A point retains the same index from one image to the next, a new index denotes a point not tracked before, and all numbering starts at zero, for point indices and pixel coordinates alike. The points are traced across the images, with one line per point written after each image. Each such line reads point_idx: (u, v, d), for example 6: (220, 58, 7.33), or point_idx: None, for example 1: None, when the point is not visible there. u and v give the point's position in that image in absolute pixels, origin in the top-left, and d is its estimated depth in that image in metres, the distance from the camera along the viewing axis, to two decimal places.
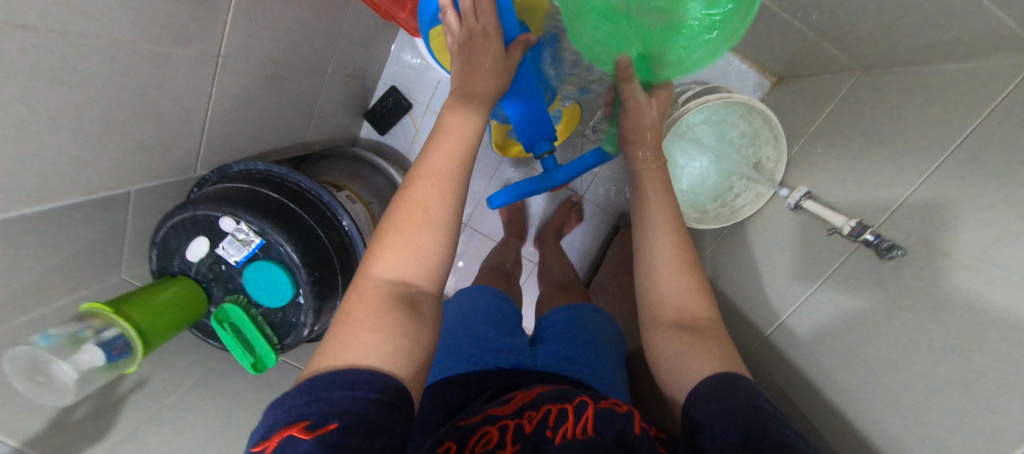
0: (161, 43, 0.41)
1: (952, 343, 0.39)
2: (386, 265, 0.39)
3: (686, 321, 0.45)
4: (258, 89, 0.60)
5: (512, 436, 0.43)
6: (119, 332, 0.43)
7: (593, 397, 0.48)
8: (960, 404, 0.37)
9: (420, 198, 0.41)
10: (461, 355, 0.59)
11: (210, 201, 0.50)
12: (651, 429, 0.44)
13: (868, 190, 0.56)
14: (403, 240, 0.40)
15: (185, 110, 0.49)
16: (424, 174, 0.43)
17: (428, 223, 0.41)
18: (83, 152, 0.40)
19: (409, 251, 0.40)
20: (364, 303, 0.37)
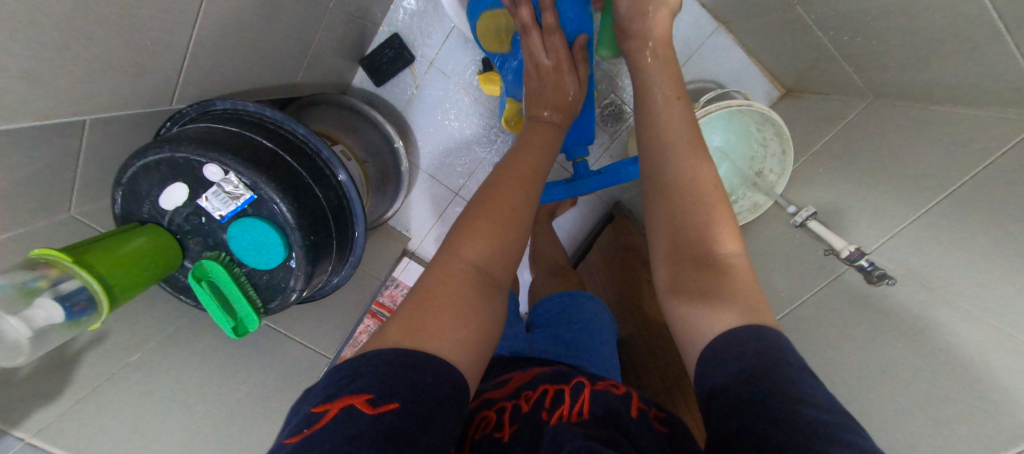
0: None
1: (927, 370, 0.43)
2: (472, 249, 0.40)
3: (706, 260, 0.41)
4: (251, 16, 0.51)
5: (509, 416, 0.42)
6: (79, 285, 0.38)
7: (590, 379, 0.47)
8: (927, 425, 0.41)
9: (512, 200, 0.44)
10: None
11: (193, 143, 0.43)
12: (647, 409, 0.43)
13: (861, 216, 0.59)
14: (493, 232, 0.41)
15: (165, 28, 0.41)
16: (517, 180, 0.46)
17: (515, 225, 0.42)
18: (38, 66, 0.32)
19: (487, 241, 0.40)
20: (449, 283, 0.37)
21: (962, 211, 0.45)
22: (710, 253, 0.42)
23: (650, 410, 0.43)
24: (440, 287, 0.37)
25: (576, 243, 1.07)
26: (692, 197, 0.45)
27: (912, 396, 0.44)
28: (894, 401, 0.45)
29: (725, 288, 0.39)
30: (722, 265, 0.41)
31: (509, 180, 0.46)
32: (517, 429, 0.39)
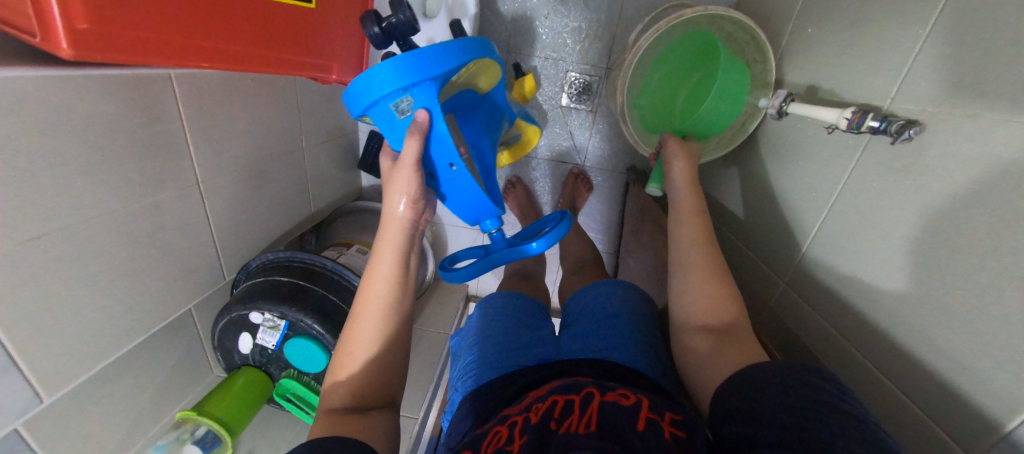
0: (138, 200, 0.49)
1: (990, 225, 0.32)
2: (342, 382, 0.41)
3: (714, 324, 0.43)
4: (247, 193, 0.67)
5: (521, 430, 0.41)
6: (207, 428, 0.55)
7: (602, 387, 0.46)
8: (1002, 294, 0.30)
9: (363, 321, 0.43)
10: (482, 363, 0.58)
11: (238, 302, 0.58)
12: (659, 418, 0.40)
13: (866, 62, 0.46)
14: (354, 353, 0.42)
15: (188, 239, 0.57)
16: (364, 295, 0.44)
17: (372, 340, 0.43)
18: (118, 304, 0.50)
19: (365, 366, 0.42)
20: (324, 422, 0.38)
21: None
22: (710, 318, 0.44)
23: (664, 417, 0.40)
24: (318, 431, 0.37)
25: (607, 227, 1.04)
26: (691, 293, 0.47)
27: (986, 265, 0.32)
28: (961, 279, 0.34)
29: (736, 344, 0.40)
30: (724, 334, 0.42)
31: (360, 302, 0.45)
32: (525, 441, 0.39)
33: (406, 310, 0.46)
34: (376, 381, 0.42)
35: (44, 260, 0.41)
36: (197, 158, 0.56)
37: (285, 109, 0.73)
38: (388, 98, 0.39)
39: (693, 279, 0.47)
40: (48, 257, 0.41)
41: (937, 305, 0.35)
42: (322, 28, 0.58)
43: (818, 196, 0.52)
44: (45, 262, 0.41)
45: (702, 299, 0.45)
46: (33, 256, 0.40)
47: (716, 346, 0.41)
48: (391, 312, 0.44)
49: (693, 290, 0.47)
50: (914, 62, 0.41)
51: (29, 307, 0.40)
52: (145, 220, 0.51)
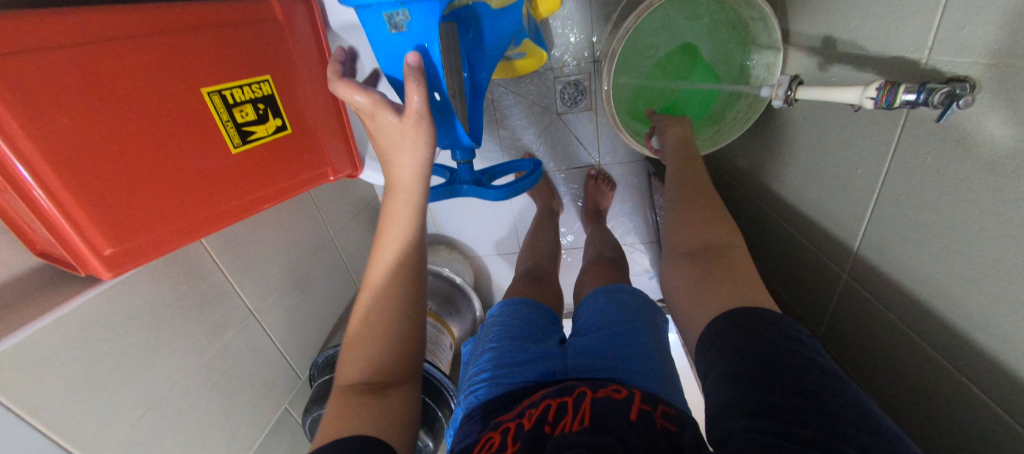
0: (215, 347, 0.58)
1: None
2: (355, 370, 0.41)
3: (701, 252, 0.44)
4: (298, 298, 0.75)
5: (513, 436, 0.42)
6: None
7: (593, 385, 0.47)
8: None
9: (378, 307, 0.44)
10: (487, 375, 0.55)
11: (315, 403, 0.66)
12: (653, 409, 0.42)
13: (889, 3, 0.37)
14: (365, 344, 0.42)
15: (263, 359, 0.66)
16: (372, 282, 0.45)
17: (387, 328, 0.43)
18: (229, 434, 0.59)
19: (380, 349, 0.42)
20: (337, 408, 0.38)
21: None
22: (696, 246, 0.45)
23: (656, 407, 0.42)
24: (332, 420, 0.38)
25: (640, 218, 0.99)
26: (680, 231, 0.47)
27: None
28: None
29: (728, 274, 0.41)
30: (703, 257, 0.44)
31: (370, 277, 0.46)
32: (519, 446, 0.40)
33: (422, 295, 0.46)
34: (393, 367, 0.42)
35: (161, 429, 0.50)
36: (247, 291, 0.64)
37: (305, 212, 0.78)
38: (382, 9, 0.38)
39: (690, 213, 0.48)
40: (163, 425, 0.50)
41: None
42: (303, 146, 0.61)
43: (864, 170, 0.44)
44: (161, 430, 0.50)
45: (700, 228, 0.46)
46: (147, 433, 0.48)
47: (694, 282, 0.42)
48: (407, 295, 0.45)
49: (683, 223, 0.48)
50: (950, 2, 0.32)
51: None
52: (224, 365, 0.59)
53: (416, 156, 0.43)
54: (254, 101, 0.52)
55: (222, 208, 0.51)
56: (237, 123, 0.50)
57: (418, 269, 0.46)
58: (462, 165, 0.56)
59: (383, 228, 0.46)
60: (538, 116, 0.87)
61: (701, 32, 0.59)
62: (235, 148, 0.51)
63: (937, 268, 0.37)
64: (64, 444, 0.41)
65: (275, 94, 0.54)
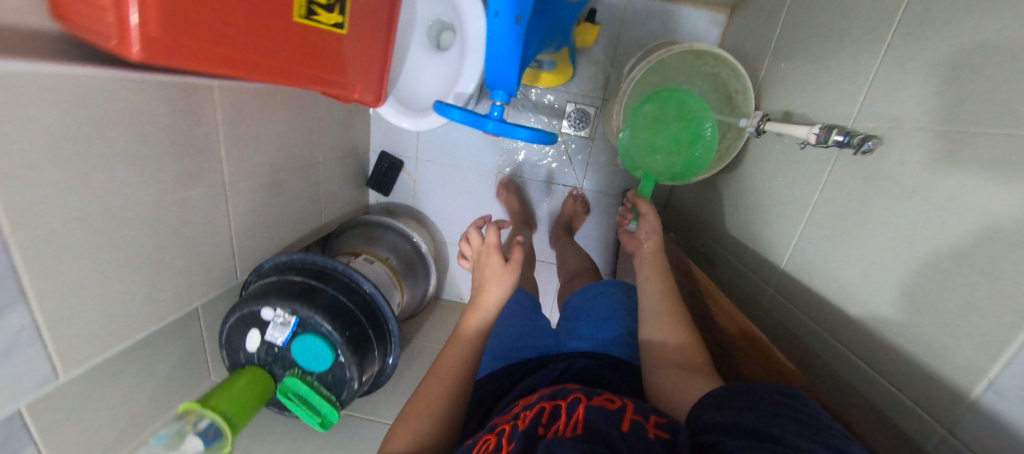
0: (175, 198, 0.54)
1: (942, 229, 0.36)
2: (395, 449, 0.47)
3: (683, 362, 0.52)
4: (266, 198, 0.72)
5: (507, 436, 0.42)
6: (210, 421, 0.54)
7: (587, 393, 0.47)
8: (954, 287, 0.34)
9: (427, 395, 0.52)
10: (489, 357, 0.66)
11: (250, 299, 0.60)
12: (646, 420, 0.41)
13: (833, 87, 0.53)
14: (409, 425, 0.49)
15: (211, 238, 0.61)
16: (437, 376, 0.54)
17: (428, 410, 0.50)
18: (145, 298, 0.53)
19: (416, 424, 0.49)
20: None
21: (942, 40, 0.38)
22: (677, 357, 0.53)
23: (649, 420, 0.42)
24: None
25: (604, 245, 1.08)
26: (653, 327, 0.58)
27: (937, 263, 0.36)
28: (919, 278, 0.38)
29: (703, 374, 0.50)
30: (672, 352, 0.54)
31: (433, 373, 0.55)
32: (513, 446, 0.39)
33: (468, 384, 0.54)
34: (428, 444, 0.47)
35: (86, 251, 0.45)
36: (226, 161, 0.61)
37: (306, 124, 0.78)
38: None
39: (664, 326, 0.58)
40: (91, 248, 0.45)
41: (899, 297, 0.39)
42: (343, 53, 0.64)
43: (795, 205, 0.57)
44: (86, 253, 0.45)
45: (682, 344, 0.55)
46: (72, 245, 0.43)
47: (689, 381, 0.49)
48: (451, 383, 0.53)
49: (665, 331, 0.57)
50: (871, 87, 0.47)
51: (68, 294, 0.44)
52: (174, 222, 0.54)
53: (496, 290, 0.64)
54: None
55: (229, 59, 0.48)
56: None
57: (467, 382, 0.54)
58: (496, 105, 0.58)
59: (448, 349, 0.57)
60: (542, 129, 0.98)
61: (704, 94, 0.71)
62: (298, 17, 0.54)
63: (834, 274, 0.48)
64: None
65: None
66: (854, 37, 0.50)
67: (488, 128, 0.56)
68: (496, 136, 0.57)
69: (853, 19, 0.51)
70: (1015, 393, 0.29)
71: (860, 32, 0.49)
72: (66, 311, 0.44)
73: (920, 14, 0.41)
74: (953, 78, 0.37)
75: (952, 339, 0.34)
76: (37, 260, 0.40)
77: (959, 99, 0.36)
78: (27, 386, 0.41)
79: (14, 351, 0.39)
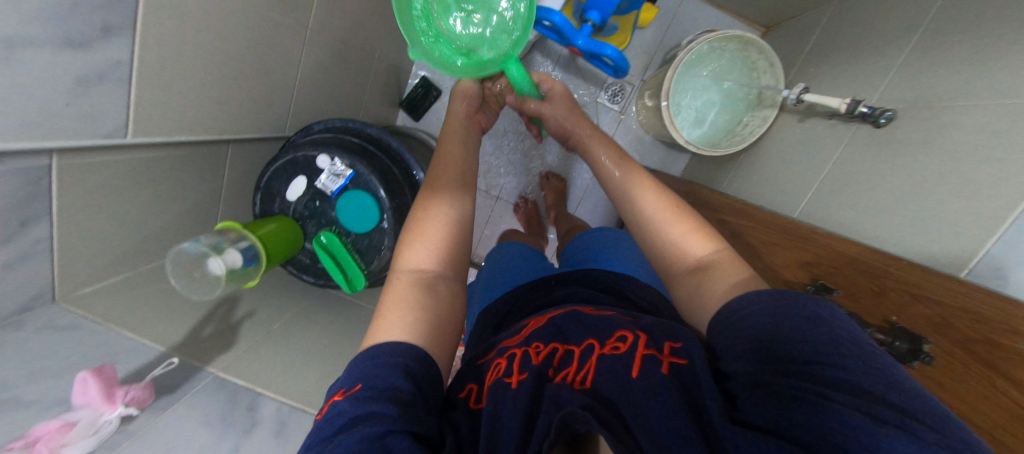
0: (267, 16, 0.52)
1: (946, 177, 0.46)
2: (408, 262, 0.44)
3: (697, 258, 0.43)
4: (328, 64, 0.71)
5: (519, 365, 0.41)
6: (250, 244, 0.52)
7: (601, 336, 0.43)
8: (947, 215, 0.45)
9: (427, 207, 0.47)
10: (496, 284, 0.69)
11: (307, 145, 0.59)
12: (658, 353, 0.38)
13: (858, 84, 0.64)
14: (416, 238, 0.45)
15: (278, 76, 0.59)
16: (428, 191, 0.49)
17: (433, 226, 0.46)
18: (209, 104, 0.50)
19: (427, 243, 0.45)
20: (393, 292, 0.41)
21: (960, 43, 0.50)
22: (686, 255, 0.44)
23: (663, 353, 0.38)
24: (394, 300, 0.40)
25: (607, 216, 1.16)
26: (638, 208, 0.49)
27: (937, 200, 0.46)
28: (917, 214, 0.48)
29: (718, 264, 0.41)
30: (705, 273, 0.41)
31: (431, 190, 0.49)
32: (524, 377, 0.39)
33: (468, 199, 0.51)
34: (444, 256, 0.46)
35: (189, 24, 0.43)
36: (315, 6, 0.60)
37: (378, 13, 0.78)
38: None
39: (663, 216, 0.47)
40: (194, 23, 0.43)
41: (897, 230, 0.49)
42: None
43: (808, 175, 0.67)
44: (189, 25, 0.43)
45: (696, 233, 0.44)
46: (180, 9, 0.41)
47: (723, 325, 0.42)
48: (451, 204, 0.48)
49: (665, 226, 0.46)
50: (892, 81, 0.58)
51: (160, 58, 0.41)
52: (260, 40, 0.53)
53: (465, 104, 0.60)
54: None
55: None
56: None
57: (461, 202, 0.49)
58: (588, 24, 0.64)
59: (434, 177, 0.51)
60: (580, 93, 1.03)
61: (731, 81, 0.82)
62: None
63: (840, 217, 0.58)
64: None
65: None
66: (885, 42, 0.62)
67: (579, 41, 0.62)
68: (584, 51, 0.63)
69: (884, 33, 0.63)
70: (991, 272, 0.39)
71: (889, 42, 0.61)
72: (152, 77, 0.41)
73: (943, 26, 0.53)
74: (963, 70, 0.49)
75: (939, 253, 0.44)
76: (153, 5, 0.38)
77: (972, 84, 0.47)
78: (99, 126, 0.39)
79: (104, 81, 0.37)
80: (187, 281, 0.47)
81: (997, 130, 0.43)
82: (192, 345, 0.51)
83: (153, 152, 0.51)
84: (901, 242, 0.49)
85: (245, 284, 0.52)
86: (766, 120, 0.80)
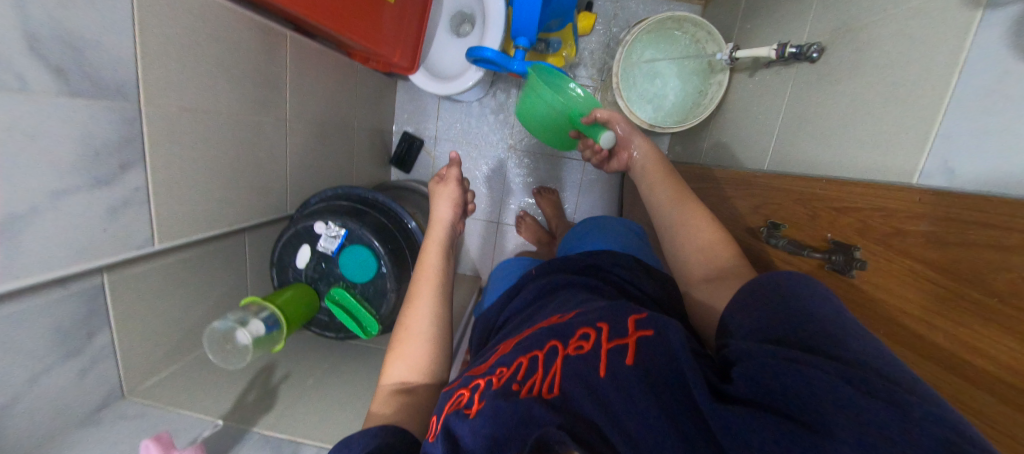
0: (250, 120, 0.63)
1: (878, 91, 0.47)
2: (393, 369, 0.52)
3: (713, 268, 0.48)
4: (314, 143, 0.81)
5: (481, 393, 0.41)
6: (270, 312, 0.59)
7: (564, 336, 0.42)
8: (887, 126, 0.45)
9: (410, 318, 0.54)
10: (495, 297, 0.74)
11: (304, 217, 0.68)
12: (623, 340, 0.38)
13: (788, 26, 0.67)
14: (400, 347, 0.52)
15: (271, 164, 0.70)
16: (412, 302, 0.56)
17: (414, 334, 0.53)
18: (217, 202, 0.60)
19: (410, 351, 0.52)
20: (379, 399, 0.49)
21: None
22: (705, 268, 0.48)
23: (628, 336, 0.38)
24: (381, 406, 0.48)
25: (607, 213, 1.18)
26: (665, 224, 0.56)
27: (875, 115, 0.47)
28: (862, 134, 0.49)
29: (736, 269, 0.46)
30: (714, 282, 0.46)
31: (415, 296, 0.56)
32: (481, 406, 0.39)
33: (447, 299, 0.58)
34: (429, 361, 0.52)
35: (188, 144, 0.53)
36: (289, 99, 0.71)
37: (347, 90, 0.90)
38: None
39: (688, 236, 0.52)
40: (191, 142, 0.54)
41: (850, 153, 0.50)
42: (383, 20, 0.76)
43: (768, 123, 0.68)
44: (188, 144, 0.53)
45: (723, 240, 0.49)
46: (177, 134, 0.51)
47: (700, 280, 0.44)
48: (433, 311, 0.55)
49: (687, 248, 0.52)
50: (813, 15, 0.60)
51: (170, 176, 0.51)
52: (248, 139, 0.63)
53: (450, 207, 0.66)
54: None
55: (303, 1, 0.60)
56: None
57: (444, 309, 0.56)
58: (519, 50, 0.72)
59: (418, 284, 0.58)
60: None
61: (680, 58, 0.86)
62: None
63: (803, 155, 0.58)
64: (137, 65, 0.45)
65: None
66: None
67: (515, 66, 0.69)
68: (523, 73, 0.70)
69: None
70: (938, 169, 0.39)
71: None
72: (167, 192, 0.51)
73: None
74: None
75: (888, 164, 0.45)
76: (155, 137, 0.49)
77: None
78: (133, 240, 0.49)
79: (130, 205, 0.47)
80: (220, 354, 0.55)
81: (910, 31, 0.44)
82: (239, 412, 0.58)
83: (182, 252, 0.61)
84: (855, 163, 0.49)
85: (273, 348, 0.59)
86: (722, 83, 0.81)
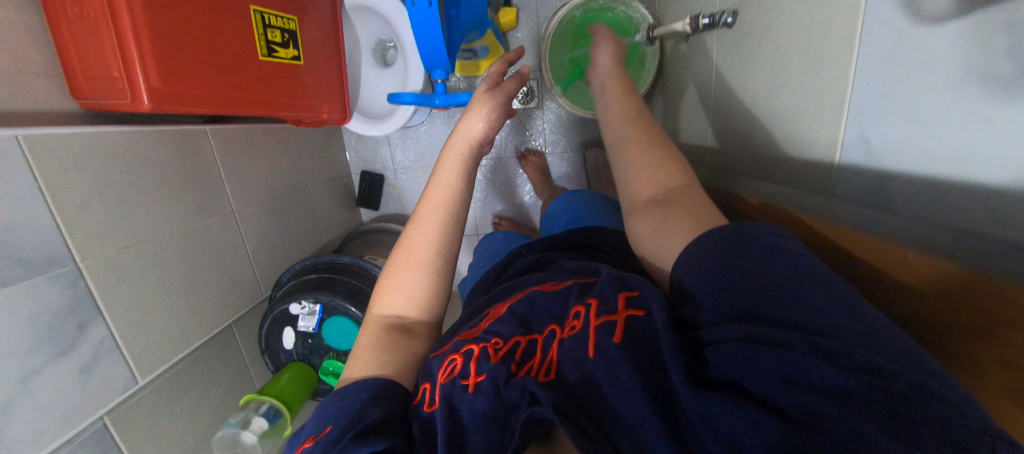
0: (196, 229, 0.64)
1: (790, 58, 0.46)
2: (385, 303, 0.43)
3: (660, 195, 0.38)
4: (270, 220, 0.82)
5: (478, 362, 0.35)
6: (270, 404, 0.63)
7: (558, 314, 0.38)
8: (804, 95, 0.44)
9: (415, 239, 0.44)
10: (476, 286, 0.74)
11: (278, 302, 0.70)
12: (613, 315, 0.32)
13: None
14: (394, 280, 0.44)
15: (232, 259, 0.71)
16: (419, 220, 0.46)
17: (413, 264, 0.44)
18: (191, 317, 0.62)
19: (406, 286, 0.43)
20: (366, 335, 0.41)
21: None
22: (655, 192, 0.38)
23: (617, 312, 0.32)
24: (371, 345, 0.40)
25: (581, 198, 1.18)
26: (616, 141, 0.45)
27: (792, 84, 0.46)
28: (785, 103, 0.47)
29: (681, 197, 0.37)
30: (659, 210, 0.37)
31: (424, 212, 0.46)
32: (482, 379, 0.33)
33: (462, 222, 0.47)
34: (427, 297, 0.44)
35: (141, 277, 0.54)
36: (230, 191, 0.71)
37: (289, 155, 0.89)
38: None
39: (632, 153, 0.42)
40: (144, 274, 0.55)
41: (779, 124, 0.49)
42: (300, 84, 0.74)
43: (704, 92, 0.67)
44: (140, 278, 0.54)
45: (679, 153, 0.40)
46: (125, 273, 0.52)
47: None
48: (445, 238, 0.45)
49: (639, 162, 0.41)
50: None
51: (133, 314, 0.53)
52: (201, 247, 0.64)
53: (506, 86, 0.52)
54: (283, 31, 0.69)
55: (209, 100, 0.58)
56: (269, 40, 0.66)
57: (455, 232, 0.46)
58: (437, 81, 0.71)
59: (425, 203, 0.46)
60: None
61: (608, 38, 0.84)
62: (263, 56, 0.66)
63: (744, 129, 0.57)
64: (60, 230, 0.46)
65: (299, 30, 0.72)
66: None
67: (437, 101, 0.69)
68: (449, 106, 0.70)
69: None
70: (857, 140, 0.38)
71: None
72: (135, 329, 0.53)
73: None
74: None
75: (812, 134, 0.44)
76: (103, 286, 0.50)
77: None
78: (115, 385, 0.51)
79: (101, 357, 0.49)
80: None
81: None
82: None
83: None
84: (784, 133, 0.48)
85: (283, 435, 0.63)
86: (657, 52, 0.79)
